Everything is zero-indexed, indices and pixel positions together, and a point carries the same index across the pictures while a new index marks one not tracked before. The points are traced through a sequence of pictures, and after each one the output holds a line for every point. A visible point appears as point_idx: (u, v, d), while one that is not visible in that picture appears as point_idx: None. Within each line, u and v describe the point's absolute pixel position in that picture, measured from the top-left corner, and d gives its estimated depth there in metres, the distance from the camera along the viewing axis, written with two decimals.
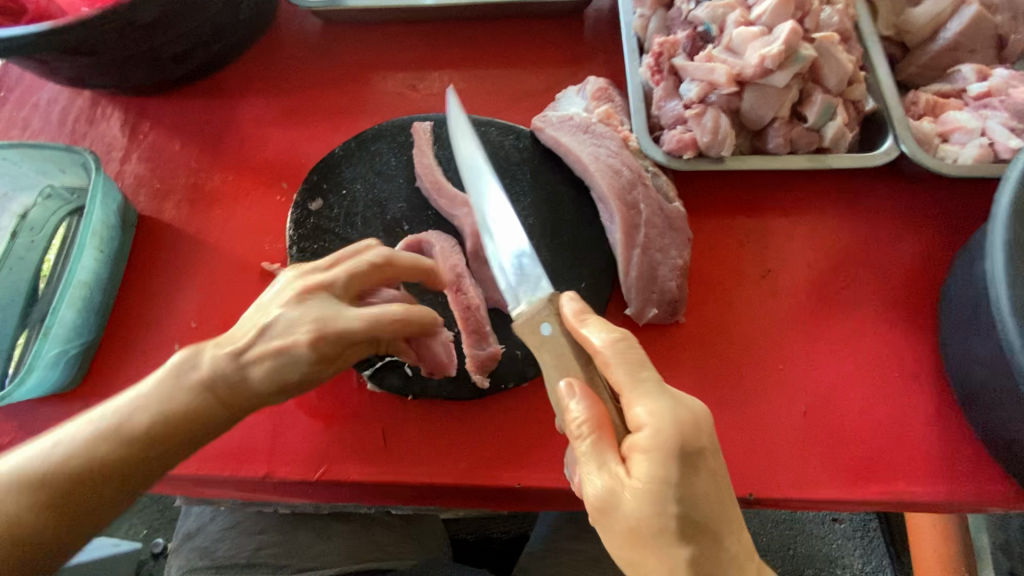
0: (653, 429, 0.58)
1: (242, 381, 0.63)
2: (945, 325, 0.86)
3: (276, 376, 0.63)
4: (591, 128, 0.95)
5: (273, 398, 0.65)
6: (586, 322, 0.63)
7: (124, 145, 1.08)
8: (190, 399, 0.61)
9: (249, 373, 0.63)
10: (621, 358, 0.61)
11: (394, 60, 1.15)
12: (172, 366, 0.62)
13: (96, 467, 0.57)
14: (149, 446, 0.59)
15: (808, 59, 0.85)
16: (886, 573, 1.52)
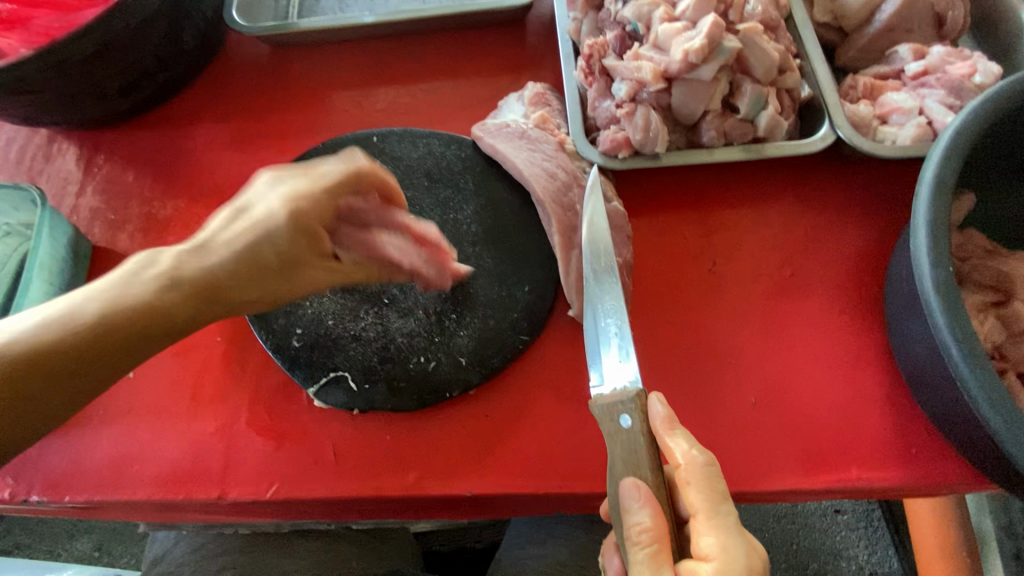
0: (720, 564, 0.60)
1: (228, 258, 0.64)
2: (891, 307, 0.85)
3: (248, 253, 0.64)
4: (527, 134, 0.95)
5: (242, 291, 0.65)
6: (675, 434, 0.66)
7: (80, 179, 1.10)
8: (150, 288, 0.60)
9: (236, 252, 0.64)
10: (701, 480, 0.63)
11: (342, 79, 1.16)
12: (129, 266, 0.61)
13: (63, 354, 0.56)
14: (122, 331, 0.58)
15: (732, 50, 0.85)
16: (892, 563, 1.50)
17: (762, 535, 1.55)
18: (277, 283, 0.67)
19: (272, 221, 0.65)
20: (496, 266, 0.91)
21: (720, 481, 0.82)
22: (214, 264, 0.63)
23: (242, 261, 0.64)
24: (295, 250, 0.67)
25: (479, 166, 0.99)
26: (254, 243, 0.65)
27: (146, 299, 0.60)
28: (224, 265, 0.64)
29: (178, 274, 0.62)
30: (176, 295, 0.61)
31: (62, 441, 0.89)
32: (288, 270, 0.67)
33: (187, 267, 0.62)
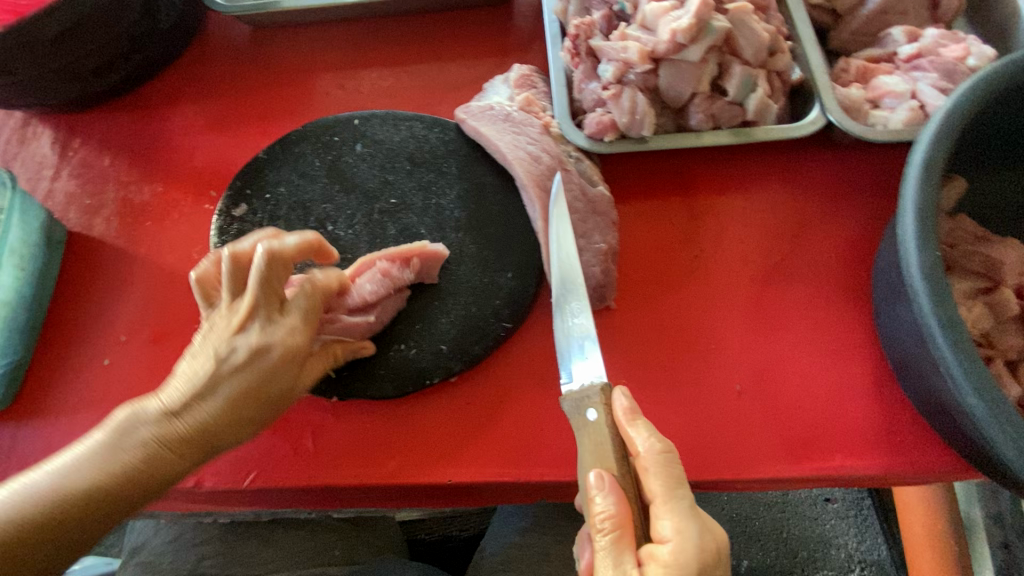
0: (677, 548, 0.60)
1: (161, 460, 0.62)
2: (878, 294, 0.84)
3: (238, 403, 0.65)
4: (511, 117, 0.93)
5: (243, 429, 0.67)
6: (636, 423, 0.65)
7: (55, 163, 1.07)
8: (144, 452, 0.62)
9: (169, 446, 0.63)
10: (660, 465, 0.63)
11: (324, 61, 1.13)
12: (116, 429, 0.62)
13: (76, 496, 0.59)
14: (127, 484, 0.61)
15: (721, 30, 0.83)
16: (881, 550, 1.50)
17: (753, 523, 1.56)
18: (219, 382, 0.65)
19: (206, 420, 0.64)
20: (479, 252, 0.90)
21: (704, 469, 0.81)
22: (152, 446, 0.62)
23: (181, 423, 0.63)
24: (240, 434, 0.67)
25: (463, 150, 0.97)
26: (192, 437, 0.63)
27: (91, 457, 0.60)
28: (161, 439, 0.63)
29: (96, 469, 0.60)
30: (110, 505, 0.60)
31: (37, 430, 0.87)
32: (225, 367, 0.65)
33: (112, 462, 0.60)
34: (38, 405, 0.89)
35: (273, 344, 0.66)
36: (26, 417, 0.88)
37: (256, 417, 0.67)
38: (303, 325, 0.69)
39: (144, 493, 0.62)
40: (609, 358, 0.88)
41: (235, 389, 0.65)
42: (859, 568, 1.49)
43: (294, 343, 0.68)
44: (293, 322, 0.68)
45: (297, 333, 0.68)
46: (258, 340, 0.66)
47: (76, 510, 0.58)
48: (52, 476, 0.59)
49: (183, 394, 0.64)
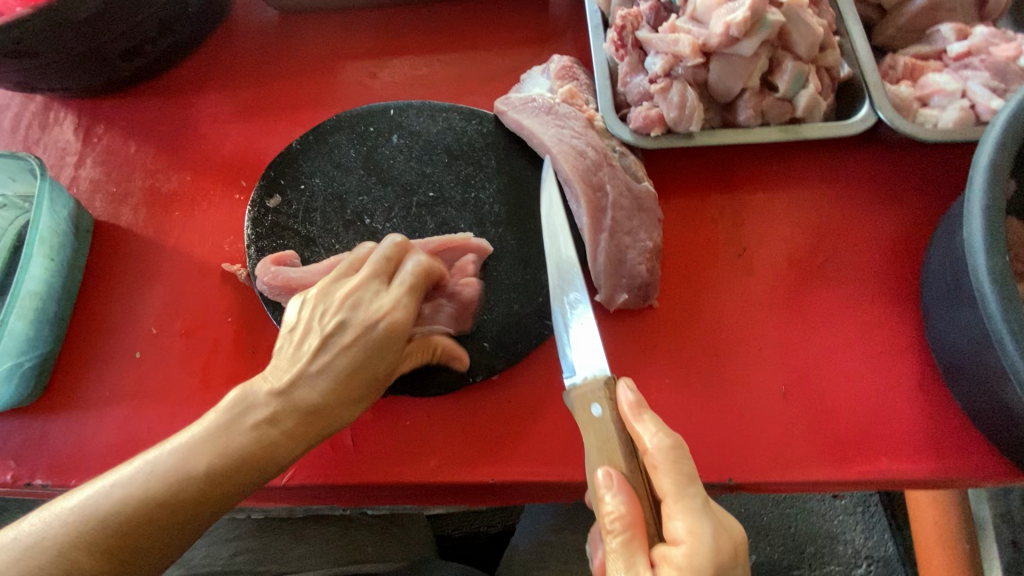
0: (690, 549, 0.56)
1: (280, 435, 0.62)
2: (927, 296, 0.83)
3: (343, 384, 0.66)
4: (555, 109, 0.91)
5: (344, 416, 0.67)
6: (642, 418, 0.62)
7: (79, 149, 1.04)
8: (255, 437, 0.60)
9: (286, 424, 0.62)
10: (670, 461, 0.60)
11: (354, 48, 1.11)
12: (227, 408, 0.61)
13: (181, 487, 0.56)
14: (234, 472, 0.59)
15: (776, 24, 0.80)
16: (888, 547, 1.49)
17: (760, 519, 1.53)
18: (328, 364, 0.65)
19: (319, 398, 0.64)
20: (520, 248, 0.88)
21: (749, 471, 0.80)
22: (267, 419, 0.62)
23: (293, 397, 0.63)
24: (348, 415, 0.67)
25: (503, 143, 0.94)
26: (305, 413, 0.63)
27: (209, 437, 0.59)
28: (274, 423, 0.62)
29: (215, 446, 0.59)
30: (238, 479, 0.59)
31: (68, 423, 0.86)
32: (335, 347, 0.66)
33: (227, 438, 0.59)
34: (69, 398, 0.87)
35: (381, 321, 0.68)
36: (56, 410, 0.86)
37: (360, 401, 0.68)
38: (408, 304, 0.70)
39: (268, 467, 0.61)
40: (652, 357, 0.86)
41: (345, 366, 0.66)
42: (865, 565, 1.48)
43: (401, 324, 0.69)
44: (398, 301, 0.70)
45: (401, 313, 0.69)
46: (365, 319, 0.68)
47: (199, 490, 0.57)
48: (169, 457, 0.57)
49: (295, 372, 0.64)
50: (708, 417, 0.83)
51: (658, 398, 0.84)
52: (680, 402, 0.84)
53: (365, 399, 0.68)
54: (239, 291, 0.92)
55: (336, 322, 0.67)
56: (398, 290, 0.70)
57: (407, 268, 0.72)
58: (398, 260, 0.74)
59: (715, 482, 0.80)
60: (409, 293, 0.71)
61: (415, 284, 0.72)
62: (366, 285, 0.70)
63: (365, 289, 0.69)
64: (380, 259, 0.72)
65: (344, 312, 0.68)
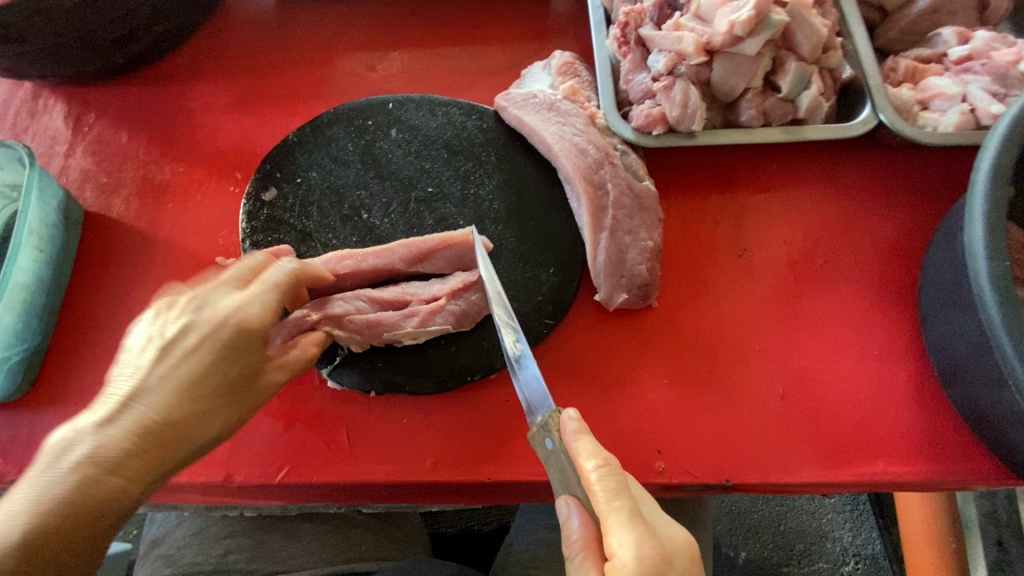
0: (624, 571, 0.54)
1: (109, 471, 0.53)
2: (926, 300, 0.83)
3: (191, 391, 0.58)
4: (556, 106, 0.90)
5: (206, 429, 0.58)
6: (578, 443, 0.61)
7: (69, 138, 1.02)
8: (78, 476, 0.52)
9: (124, 454, 0.54)
10: (610, 489, 0.57)
11: (353, 40, 1.09)
12: (47, 452, 0.53)
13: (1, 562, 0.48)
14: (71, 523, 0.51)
15: (780, 24, 0.80)
16: (875, 545, 1.50)
17: (751, 516, 1.54)
18: (163, 376, 0.57)
19: (158, 416, 0.56)
20: (519, 246, 0.87)
21: (746, 473, 0.80)
22: (99, 454, 0.53)
23: (122, 426, 0.55)
24: (209, 427, 0.59)
25: (503, 139, 0.93)
26: (151, 434, 0.55)
27: (43, 480, 0.51)
28: (98, 458, 0.53)
29: (47, 488, 0.51)
30: (78, 528, 0.51)
31: (58, 418, 0.84)
32: (174, 355, 0.59)
33: (55, 482, 0.51)
34: (58, 392, 0.85)
35: (230, 321, 0.60)
36: (45, 404, 0.85)
37: (224, 405, 0.60)
38: (268, 299, 0.63)
39: (114, 505, 0.53)
40: (650, 357, 0.86)
41: (194, 374, 0.58)
42: (853, 562, 1.49)
43: (256, 320, 0.62)
44: (251, 298, 0.62)
45: (256, 305, 0.62)
46: (211, 322, 0.60)
47: (38, 543, 0.50)
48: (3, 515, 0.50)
49: (128, 396, 0.56)
50: (706, 417, 0.82)
51: (656, 399, 0.84)
52: (678, 403, 0.83)
53: (228, 407, 0.60)
54: None
55: (181, 332, 0.59)
56: (261, 286, 0.64)
57: (272, 271, 0.66)
58: (255, 267, 0.67)
59: (712, 484, 0.80)
60: (269, 290, 0.64)
61: (283, 283, 0.65)
62: (216, 289, 0.63)
63: (216, 293, 0.63)
64: (236, 270, 0.65)
65: (187, 318, 0.61)
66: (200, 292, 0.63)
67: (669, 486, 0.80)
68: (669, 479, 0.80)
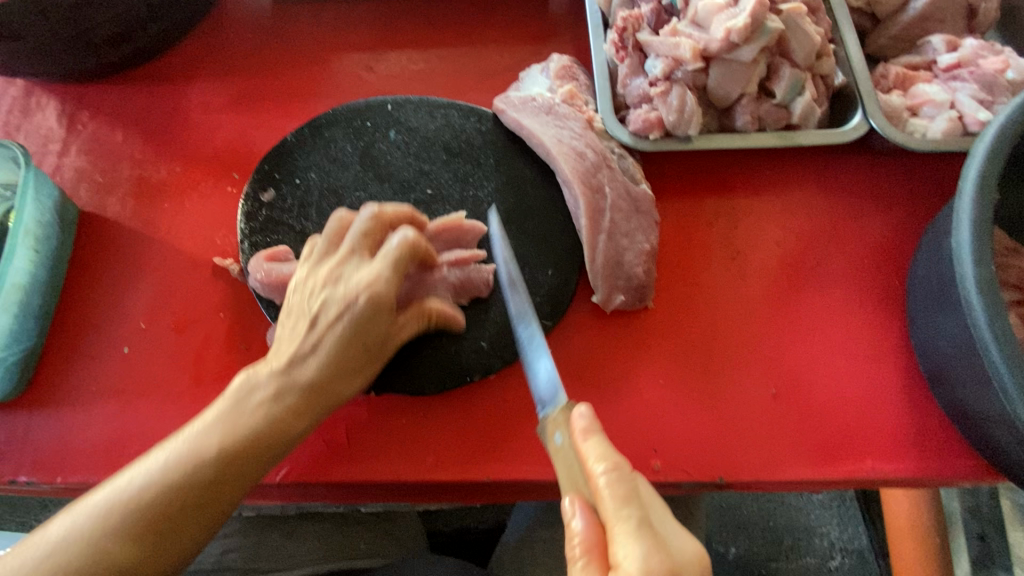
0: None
1: (284, 412, 0.67)
2: (913, 303, 0.85)
3: (341, 352, 0.69)
4: (554, 109, 0.91)
5: (346, 386, 0.71)
6: (592, 442, 0.60)
7: (62, 137, 1.01)
8: (263, 416, 0.66)
9: (288, 406, 0.67)
10: (620, 497, 0.57)
11: (350, 40, 1.09)
12: (233, 392, 0.67)
13: (187, 484, 0.61)
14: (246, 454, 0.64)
15: (775, 31, 0.82)
16: (862, 539, 1.53)
17: (741, 512, 1.57)
18: (323, 339, 0.69)
19: (317, 374, 0.68)
20: (518, 248, 0.88)
21: (739, 471, 0.81)
22: (270, 404, 0.66)
23: (289, 380, 0.68)
24: (351, 385, 0.71)
25: (501, 141, 0.94)
26: (309, 389, 0.68)
27: (226, 422, 0.64)
28: (281, 400, 0.67)
29: (223, 434, 0.63)
30: (247, 464, 0.64)
31: (55, 418, 0.84)
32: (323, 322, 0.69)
33: (238, 424, 0.64)
34: (55, 393, 0.85)
35: (366, 289, 0.69)
36: (41, 405, 0.84)
37: (362, 368, 0.72)
38: (395, 273, 0.71)
39: (281, 449, 0.67)
40: (646, 358, 0.87)
41: (339, 337, 0.69)
42: (840, 557, 1.52)
43: (385, 292, 0.70)
44: (382, 272, 0.70)
45: (388, 279, 0.70)
46: (351, 289, 0.69)
47: (231, 464, 0.63)
48: (182, 448, 0.62)
49: (291, 352, 0.69)
50: (700, 417, 0.84)
51: (652, 399, 0.85)
52: (673, 403, 0.85)
53: (368, 367, 0.72)
54: (232, 286, 0.90)
55: (323, 297, 0.70)
56: (388, 259, 0.70)
57: (391, 243, 0.72)
58: (379, 236, 0.74)
59: (706, 481, 0.81)
60: (398, 264, 0.71)
61: (407, 260, 0.72)
62: (348, 257, 0.72)
63: (348, 262, 0.72)
64: (360, 234, 0.73)
65: (329, 286, 0.71)
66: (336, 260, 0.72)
67: (664, 483, 0.81)
68: (665, 476, 0.81)
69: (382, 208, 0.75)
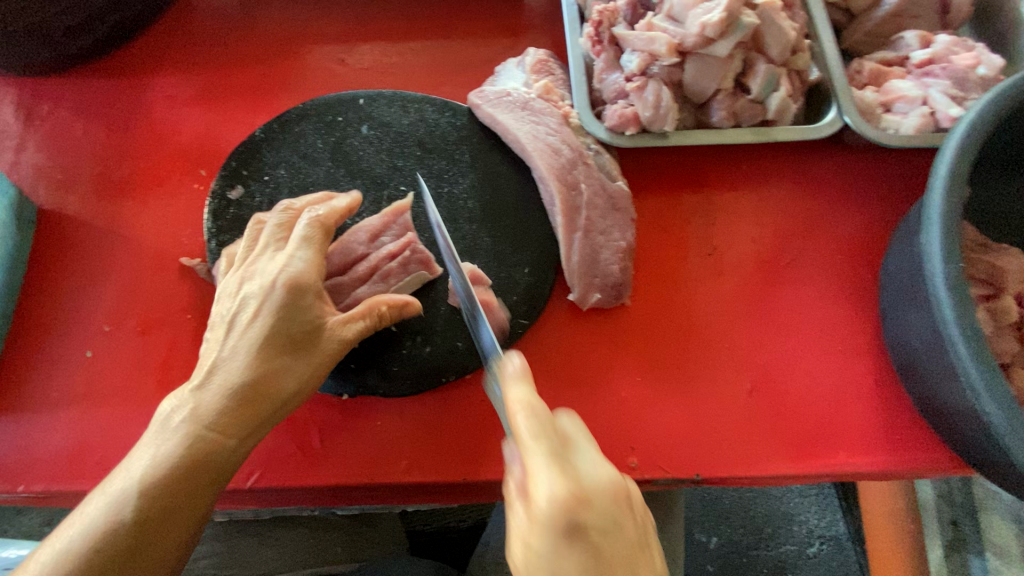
0: (550, 494, 0.49)
1: (212, 422, 0.65)
2: (886, 299, 0.86)
3: (267, 348, 0.68)
4: (530, 105, 0.90)
5: (283, 382, 0.68)
6: (519, 386, 0.54)
7: (20, 132, 0.97)
8: (191, 433, 0.65)
9: (212, 424, 0.65)
10: (534, 434, 0.52)
11: (322, 32, 1.06)
12: (159, 421, 0.66)
13: (135, 512, 0.61)
14: (186, 467, 0.64)
15: (750, 26, 0.81)
16: (839, 526, 1.56)
17: (722, 501, 1.59)
18: (241, 342, 0.68)
19: (241, 381, 0.67)
20: (494, 245, 0.87)
21: (715, 467, 0.82)
22: (191, 428, 0.65)
23: (209, 396, 0.66)
24: (283, 384, 0.68)
25: (476, 137, 0.93)
26: (234, 395, 0.66)
27: (152, 451, 0.63)
28: (204, 417, 0.65)
29: (151, 461, 0.63)
30: (183, 489, 0.63)
31: (14, 426, 0.81)
32: (239, 325, 0.69)
33: (161, 451, 0.64)
34: (14, 399, 0.82)
35: (276, 279, 0.68)
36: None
37: (296, 360, 0.69)
38: (306, 256, 0.71)
39: (220, 465, 0.66)
40: (623, 356, 0.87)
41: (257, 337, 0.68)
42: (817, 544, 1.55)
43: (298, 275, 0.69)
44: (288, 259, 0.70)
45: (297, 263, 0.70)
46: (260, 286, 0.69)
47: (171, 484, 0.63)
48: (118, 486, 0.62)
49: (211, 365, 0.68)
50: (677, 414, 0.84)
51: (629, 397, 0.85)
52: (650, 401, 0.85)
53: (301, 362, 0.69)
54: (200, 287, 0.88)
55: (238, 301, 0.69)
56: (304, 248, 0.71)
57: (300, 229, 0.73)
58: (293, 229, 0.75)
59: (683, 479, 0.82)
60: (306, 247, 0.71)
61: (315, 242, 0.72)
62: (259, 256, 0.72)
63: (259, 260, 0.72)
64: (273, 229, 0.74)
65: (244, 286, 0.70)
66: (247, 260, 0.73)
67: (641, 481, 0.81)
68: (642, 475, 0.81)
69: (297, 203, 0.77)
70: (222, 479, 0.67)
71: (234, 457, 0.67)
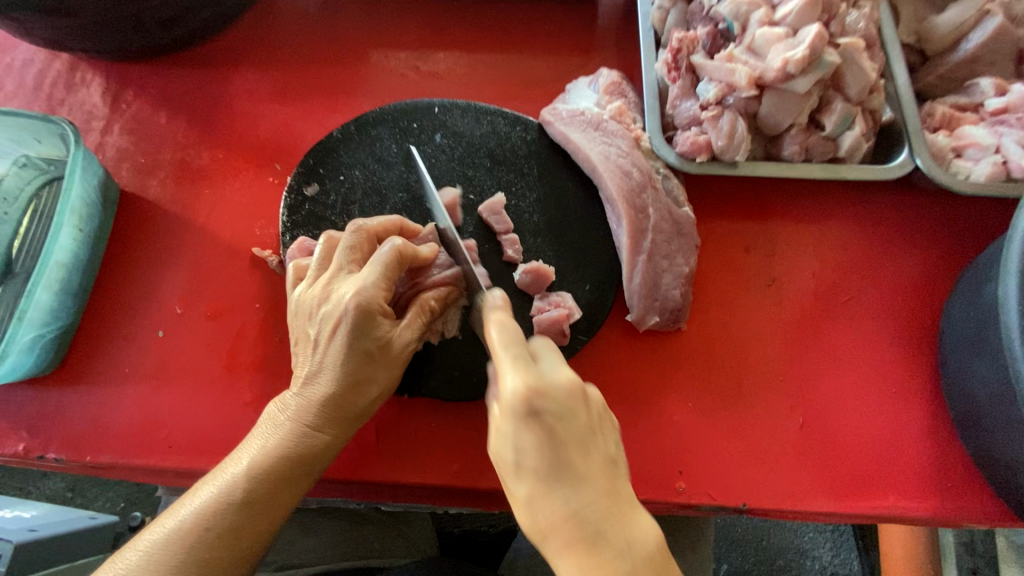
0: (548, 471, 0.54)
1: (307, 424, 0.70)
2: (948, 344, 0.85)
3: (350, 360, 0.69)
4: (603, 125, 0.92)
5: (367, 388, 0.72)
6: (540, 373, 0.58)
7: (106, 114, 1.01)
8: (291, 434, 0.70)
9: (310, 421, 0.70)
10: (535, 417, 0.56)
11: (397, 38, 1.09)
12: (264, 419, 0.72)
13: (247, 503, 0.67)
14: (292, 462, 0.69)
15: (832, 64, 0.82)
16: (853, 565, 1.47)
17: (734, 530, 1.51)
18: (330, 354, 0.70)
19: (331, 387, 0.70)
20: (558, 261, 0.88)
21: (761, 498, 0.82)
22: (293, 424, 0.70)
23: (304, 399, 0.71)
24: (366, 393, 0.72)
25: (546, 152, 0.94)
26: (326, 403, 0.70)
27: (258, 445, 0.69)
28: (301, 420, 0.70)
29: (255, 455, 0.69)
30: (286, 480, 0.69)
31: (86, 396, 0.84)
32: (319, 335, 0.70)
33: (267, 446, 0.69)
34: (88, 372, 0.86)
35: (348, 299, 0.68)
36: (74, 384, 0.85)
37: (375, 374, 0.72)
38: (377, 279, 0.70)
39: (316, 460, 0.71)
40: (675, 381, 0.87)
41: (340, 353, 0.69)
42: None
43: (368, 299, 0.68)
44: (363, 280, 0.69)
45: (368, 285, 0.69)
46: (337, 304, 0.69)
47: (278, 477, 0.68)
48: (224, 481, 0.67)
49: (303, 373, 0.72)
50: (726, 442, 0.84)
51: (681, 420, 0.85)
52: (700, 424, 0.85)
53: (379, 373, 0.72)
54: (269, 278, 0.91)
55: (319, 319, 0.71)
56: (377, 265, 0.71)
57: (379, 252, 0.72)
58: (364, 247, 0.75)
59: (729, 507, 0.82)
60: (378, 269, 0.70)
61: (388, 264, 0.71)
62: (336, 275, 0.73)
63: (336, 279, 0.72)
64: (343, 250, 0.74)
65: (321, 303, 0.71)
66: (325, 279, 0.73)
67: (687, 506, 0.82)
68: (688, 499, 0.81)
69: (364, 225, 0.77)
70: (316, 475, 0.72)
71: (327, 455, 0.72)
